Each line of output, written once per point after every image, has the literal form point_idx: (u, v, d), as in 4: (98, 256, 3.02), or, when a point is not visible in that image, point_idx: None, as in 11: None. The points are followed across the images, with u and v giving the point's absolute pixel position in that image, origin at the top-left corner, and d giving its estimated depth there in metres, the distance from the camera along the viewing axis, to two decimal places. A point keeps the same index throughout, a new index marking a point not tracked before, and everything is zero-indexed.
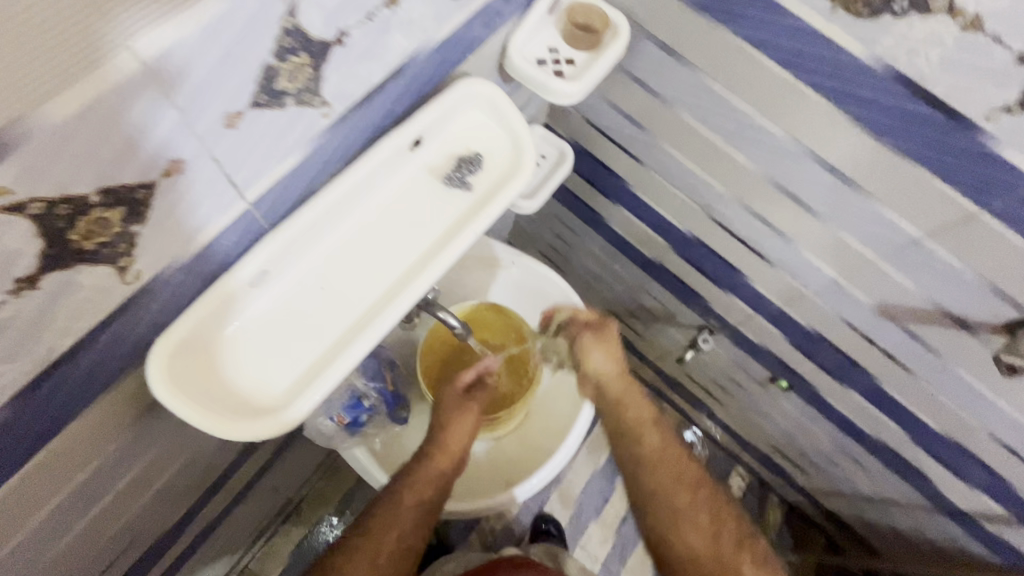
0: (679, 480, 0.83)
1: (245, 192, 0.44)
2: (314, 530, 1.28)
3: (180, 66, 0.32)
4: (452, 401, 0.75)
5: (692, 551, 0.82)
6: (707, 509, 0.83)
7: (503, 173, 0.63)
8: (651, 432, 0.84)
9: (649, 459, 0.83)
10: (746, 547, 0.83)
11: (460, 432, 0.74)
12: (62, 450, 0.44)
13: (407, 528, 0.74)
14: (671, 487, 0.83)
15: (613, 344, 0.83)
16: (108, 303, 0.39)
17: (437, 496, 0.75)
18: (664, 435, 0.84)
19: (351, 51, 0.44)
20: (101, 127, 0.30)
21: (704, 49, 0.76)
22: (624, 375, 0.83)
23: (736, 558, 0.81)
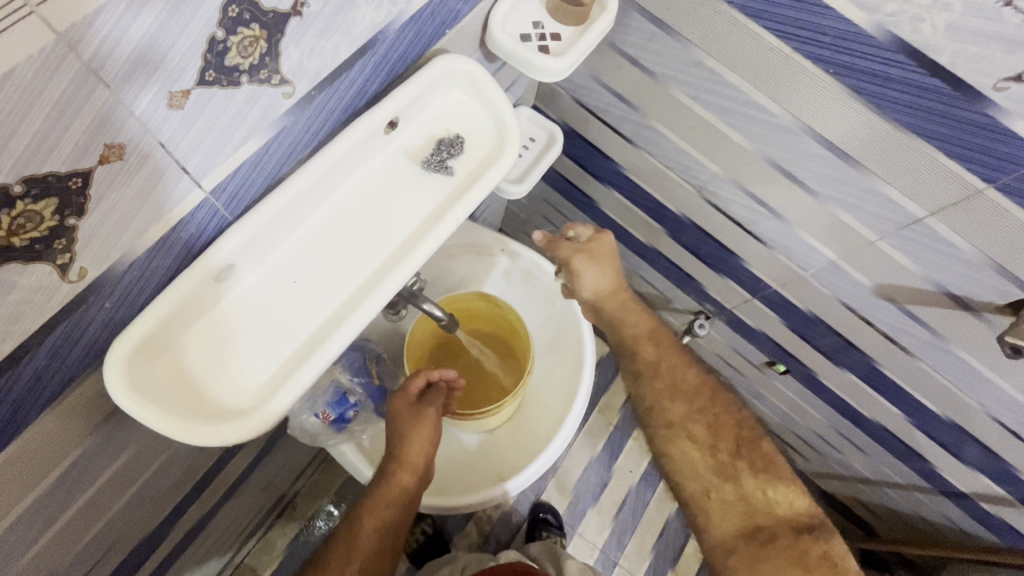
0: (678, 388, 0.90)
1: (201, 180, 0.40)
2: (310, 524, 1.27)
3: (102, 37, 0.28)
4: (405, 411, 0.70)
5: (689, 456, 0.91)
6: (703, 415, 0.89)
7: (486, 156, 0.60)
8: (647, 344, 0.90)
9: (646, 369, 0.91)
10: (746, 445, 0.89)
11: (416, 443, 0.69)
12: (15, 460, 0.42)
13: (376, 545, 0.71)
14: (669, 394, 0.90)
15: (607, 260, 0.86)
16: (50, 304, 0.36)
17: (402, 510, 0.71)
18: (665, 345, 0.90)
19: (311, 23, 0.40)
20: (14, 108, 0.27)
21: (696, 21, 0.73)
22: (620, 292, 0.87)
23: (734, 460, 0.88)
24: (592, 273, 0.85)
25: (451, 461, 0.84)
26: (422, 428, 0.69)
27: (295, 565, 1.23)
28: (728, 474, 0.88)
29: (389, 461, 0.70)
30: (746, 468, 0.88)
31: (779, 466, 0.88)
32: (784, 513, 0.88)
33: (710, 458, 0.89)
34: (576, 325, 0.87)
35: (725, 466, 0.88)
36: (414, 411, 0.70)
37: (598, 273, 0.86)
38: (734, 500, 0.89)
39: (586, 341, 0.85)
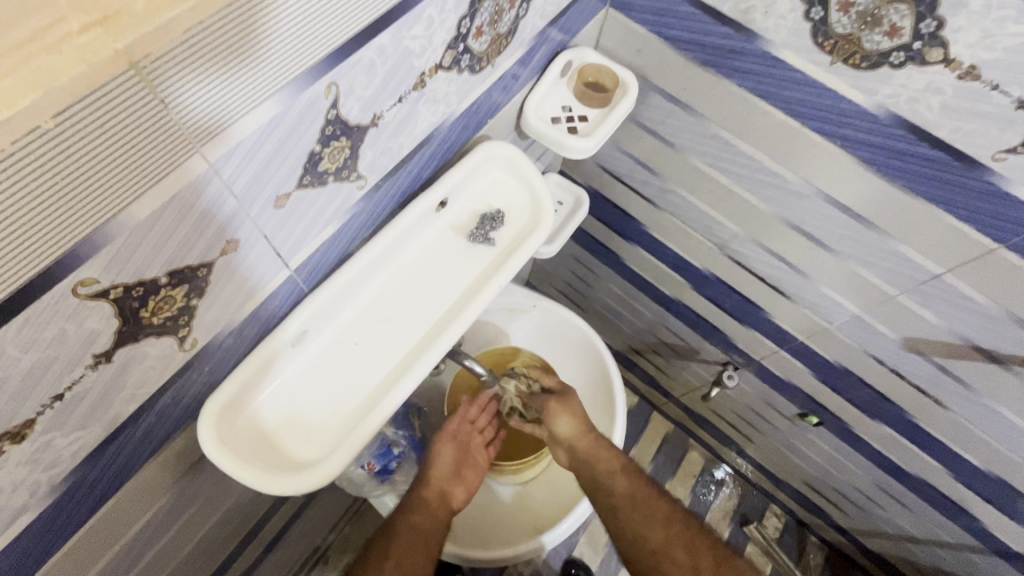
0: (649, 517, 0.70)
1: (289, 260, 0.48)
2: None
3: (239, 161, 0.36)
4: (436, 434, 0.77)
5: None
6: (679, 538, 0.68)
7: (524, 227, 0.67)
8: (619, 476, 0.72)
9: (620, 504, 0.71)
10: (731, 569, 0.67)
11: (439, 453, 0.73)
12: (119, 506, 0.47)
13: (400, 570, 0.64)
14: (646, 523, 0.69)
15: (577, 405, 0.75)
16: (167, 369, 0.42)
17: (427, 532, 0.68)
18: (628, 470, 0.73)
19: (384, 129, 0.48)
20: (171, 219, 0.34)
21: (710, 100, 0.80)
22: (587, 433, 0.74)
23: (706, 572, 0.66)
24: (566, 419, 0.74)
25: (489, 513, 0.86)
26: (446, 442, 0.75)
27: None
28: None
29: (417, 484, 0.72)
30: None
31: None
32: None
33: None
34: (607, 378, 0.90)
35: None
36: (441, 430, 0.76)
37: (570, 418, 0.74)
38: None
39: (617, 394, 0.88)
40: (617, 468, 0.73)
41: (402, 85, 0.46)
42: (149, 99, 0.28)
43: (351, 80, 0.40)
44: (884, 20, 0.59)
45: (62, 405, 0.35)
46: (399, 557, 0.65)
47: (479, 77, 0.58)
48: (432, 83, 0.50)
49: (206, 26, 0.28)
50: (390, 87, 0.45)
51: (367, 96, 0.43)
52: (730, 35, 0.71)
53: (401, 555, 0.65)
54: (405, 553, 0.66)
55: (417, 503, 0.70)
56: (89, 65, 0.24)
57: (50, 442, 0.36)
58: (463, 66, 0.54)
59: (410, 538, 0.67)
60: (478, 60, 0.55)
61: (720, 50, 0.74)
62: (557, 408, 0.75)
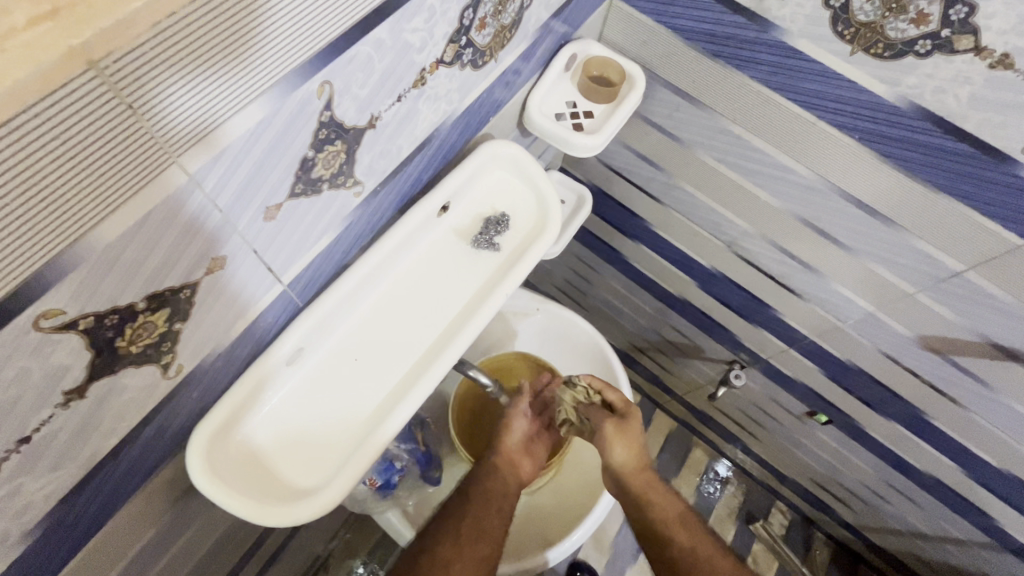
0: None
1: (281, 275, 0.44)
2: None
3: (224, 171, 0.32)
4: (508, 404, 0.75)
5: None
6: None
7: (531, 230, 0.63)
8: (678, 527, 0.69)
9: (681, 559, 0.67)
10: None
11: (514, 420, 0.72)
12: (102, 543, 0.43)
13: (474, 530, 0.64)
14: None
15: (638, 435, 0.71)
16: (151, 399, 0.38)
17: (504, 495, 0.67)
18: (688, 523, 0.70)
19: (382, 131, 0.45)
20: (147, 239, 0.30)
21: (720, 93, 0.77)
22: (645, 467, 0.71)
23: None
24: (620, 448, 0.70)
25: None
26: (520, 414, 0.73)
27: None
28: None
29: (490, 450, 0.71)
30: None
31: None
32: None
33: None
34: (616, 383, 0.88)
35: None
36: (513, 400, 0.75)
37: (626, 448, 0.70)
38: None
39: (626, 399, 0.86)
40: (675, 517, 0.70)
41: (401, 82, 0.43)
42: (114, 103, 0.24)
43: (346, 78, 0.36)
44: (910, 6, 0.55)
45: (30, 448, 0.31)
46: (478, 518, 0.64)
47: (481, 73, 0.54)
48: (433, 80, 0.47)
49: (180, 18, 0.24)
50: (389, 85, 0.41)
51: (364, 96, 0.39)
52: (743, 24, 0.67)
53: (478, 516, 0.65)
54: (484, 509, 0.65)
55: (491, 469, 0.69)
56: (40, 65, 0.20)
57: (18, 488, 0.32)
58: (465, 61, 0.50)
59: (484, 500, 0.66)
60: (482, 54, 0.52)
61: (731, 41, 0.70)
62: (614, 433, 0.71)
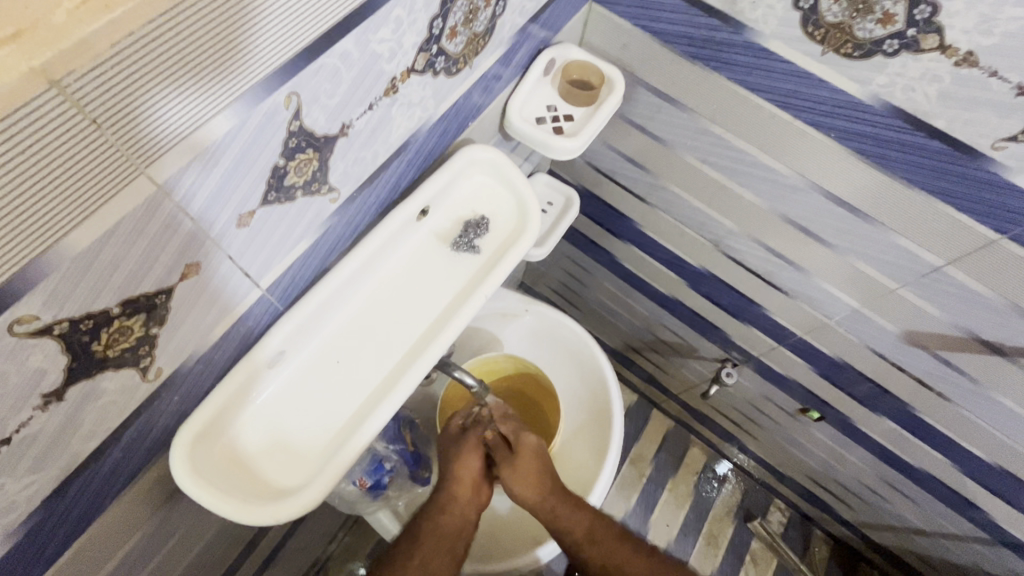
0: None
1: (259, 279, 0.45)
2: None
3: (193, 181, 0.33)
4: (454, 438, 0.74)
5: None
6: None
7: (511, 232, 0.64)
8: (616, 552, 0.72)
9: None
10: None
11: (470, 456, 0.72)
12: (90, 543, 0.45)
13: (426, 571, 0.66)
14: None
15: (531, 466, 0.70)
16: (132, 401, 0.40)
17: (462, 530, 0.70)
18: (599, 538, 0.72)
19: (354, 139, 0.46)
20: (120, 245, 0.31)
21: (699, 95, 0.78)
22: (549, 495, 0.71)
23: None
24: (519, 486, 0.70)
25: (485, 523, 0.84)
26: (473, 447, 0.73)
27: None
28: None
29: (445, 481, 0.71)
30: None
31: None
32: None
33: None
34: (603, 382, 0.89)
35: None
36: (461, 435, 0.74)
37: (523, 485, 0.70)
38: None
39: (613, 399, 0.87)
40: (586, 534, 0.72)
41: (372, 91, 0.44)
42: (79, 118, 0.25)
43: (313, 88, 0.38)
44: (876, 6, 0.56)
45: (11, 448, 0.33)
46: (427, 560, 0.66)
47: (456, 79, 0.56)
48: (405, 88, 0.48)
49: (142, 37, 0.26)
50: (359, 94, 0.43)
51: (333, 105, 0.41)
52: (717, 26, 0.69)
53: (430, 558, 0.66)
54: (434, 553, 0.66)
55: (449, 501, 0.70)
56: (2, 86, 0.22)
57: (0, 488, 0.33)
58: (438, 69, 0.51)
59: (439, 542, 0.67)
60: (455, 61, 0.53)
61: (707, 43, 0.71)
62: (509, 473, 0.71)
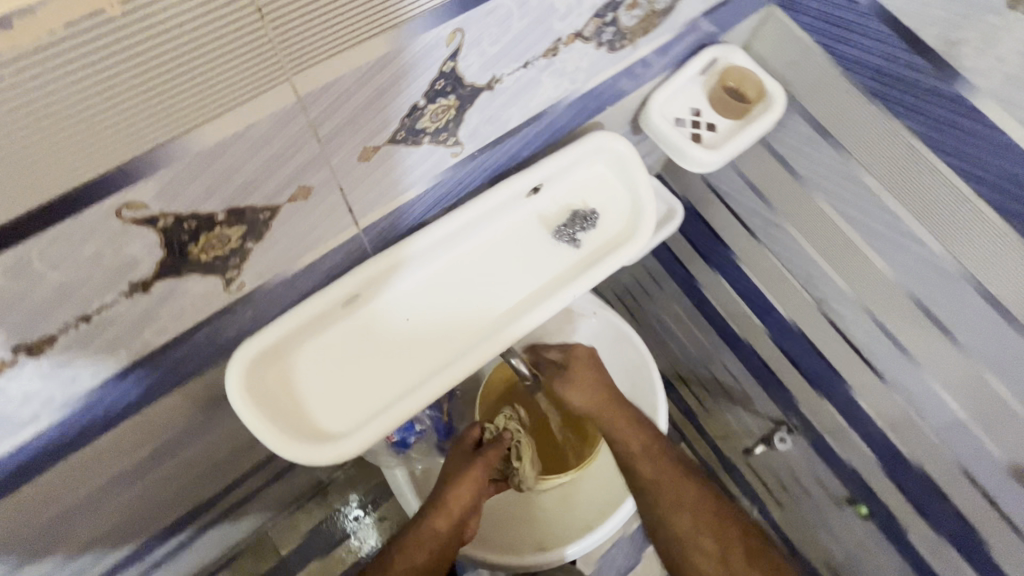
0: (682, 508, 0.61)
1: (359, 218, 0.42)
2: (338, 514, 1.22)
3: (331, 100, 0.30)
4: (459, 455, 0.69)
5: None
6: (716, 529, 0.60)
7: (616, 234, 0.59)
8: (647, 463, 0.63)
9: (648, 496, 0.63)
10: (766, 560, 0.59)
11: (468, 486, 0.65)
12: (136, 427, 0.45)
13: None
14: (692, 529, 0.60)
15: (590, 373, 0.65)
16: (208, 308, 0.38)
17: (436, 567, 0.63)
18: (674, 477, 0.62)
19: (498, 96, 0.41)
20: (247, 151, 0.29)
21: (864, 138, 0.69)
22: (607, 400, 0.65)
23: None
24: (574, 395, 0.65)
25: (491, 512, 0.81)
26: (476, 472, 0.66)
27: (316, 552, 1.19)
28: None
29: (433, 503, 0.65)
30: None
31: None
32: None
33: None
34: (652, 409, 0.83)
35: None
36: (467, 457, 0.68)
37: (578, 393, 0.65)
38: None
39: (659, 425, 0.81)
40: (647, 453, 0.64)
41: (535, 47, 0.39)
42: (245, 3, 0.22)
43: (479, 30, 0.33)
44: None
45: (89, 327, 0.31)
46: None
47: (615, 56, 0.50)
48: (565, 53, 0.43)
49: None
50: (521, 47, 0.38)
51: (491, 54, 0.36)
52: (922, 67, 0.59)
53: None
54: None
55: (428, 533, 0.63)
56: None
57: (69, 361, 0.33)
58: (603, 40, 0.46)
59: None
60: (622, 36, 0.47)
61: (899, 83, 0.62)
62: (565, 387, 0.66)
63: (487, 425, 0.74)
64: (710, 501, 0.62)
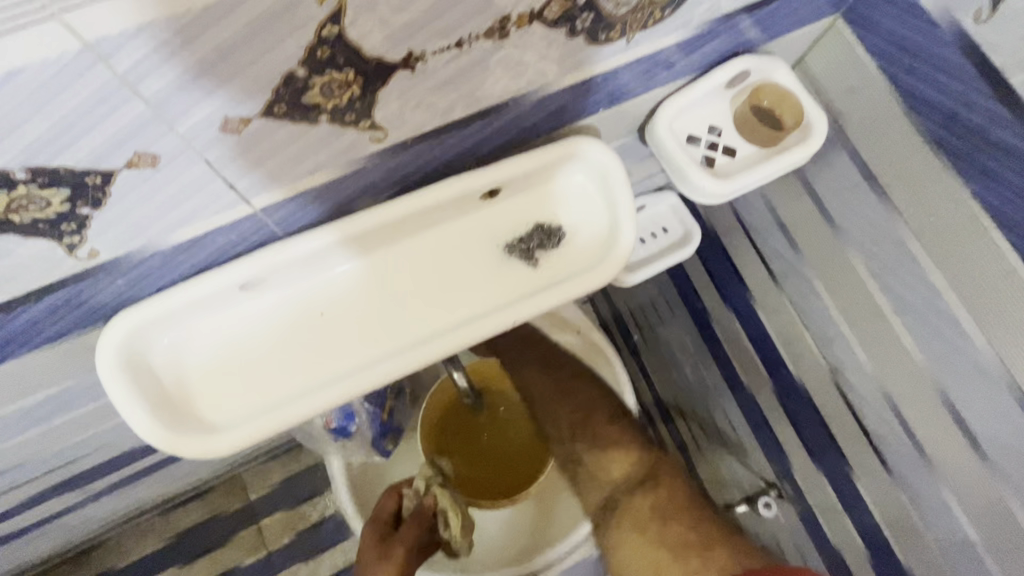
0: (538, 403, 0.66)
1: (250, 198, 0.36)
2: (313, 474, 1.15)
3: (147, 53, 0.24)
4: (369, 549, 0.60)
5: (570, 470, 0.64)
6: (570, 423, 0.64)
7: (584, 258, 0.51)
8: (516, 364, 0.69)
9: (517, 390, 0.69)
10: (619, 444, 0.62)
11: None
12: (4, 378, 0.42)
13: None
14: (548, 419, 0.65)
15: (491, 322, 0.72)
16: (53, 271, 0.34)
17: None
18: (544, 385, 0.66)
19: (425, 78, 0.34)
20: (27, 103, 0.23)
21: (917, 194, 0.57)
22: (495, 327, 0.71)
23: (591, 458, 0.62)
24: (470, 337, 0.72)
25: None
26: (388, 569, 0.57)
27: (280, 507, 1.13)
28: (594, 483, 0.62)
29: None
30: (621, 508, 0.59)
31: (641, 457, 0.61)
32: (626, 468, 0.61)
33: (577, 469, 0.63)
34: None
35: (588, 473, 0.62)
36: (382, 544, 0.59)
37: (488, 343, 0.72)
38: (597, 493, 0.62)
39: None
40: (511, 361, 0.69)
41: (468, 23, 0.32)
42: None
43: None
44: None
45: None
46: None
47: (601, 51, 0.41)
48: (519, 36, 0.35)
49: None
50: (446, 21, 0.30)
51: (399, 24, 0.29)
52: (1004, 120, 0.48)
53: None
54: None
55: None
56: None
57: None
58: (578, 28, 0.37)
59: None
60: (607, 26, 0.38)
61: (973, 136, 0.50)
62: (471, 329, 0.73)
63: (406, 491, 0.64)
64: (580, 404, 0.64)
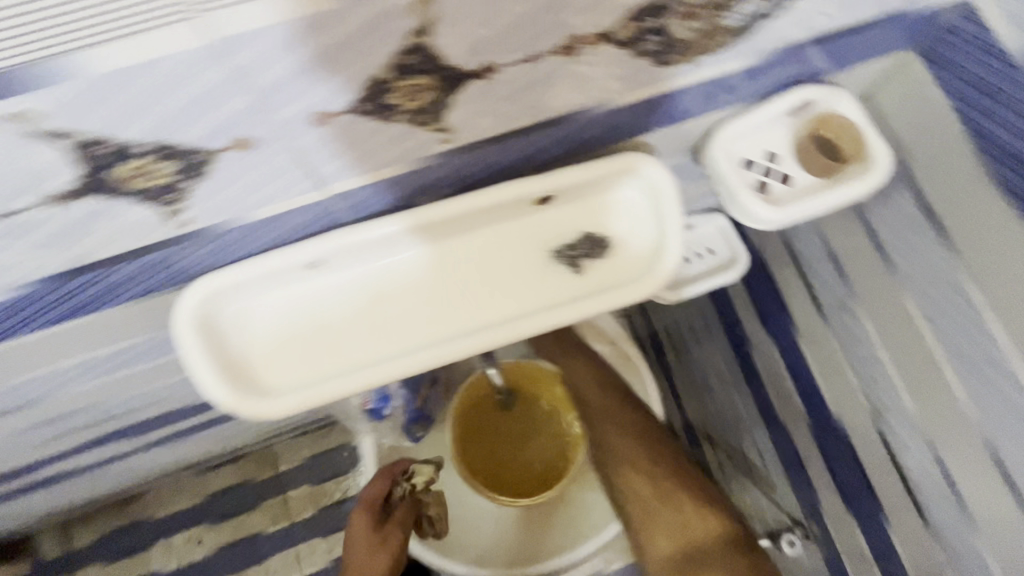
0: (616, 428, 0.71)
1: (326, 184, 0.40)
2: (342, 453, 1.20)
3: (264, 51, 0.27)
4: (360, 539, 0.65)
5: (633, 491, 0.68)
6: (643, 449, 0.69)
7: (628, 271, 0.52)
8: (592, 387, 0.73)
9: (587, 412, 0.73)
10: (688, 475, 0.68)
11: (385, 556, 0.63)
12: (94, 326, 0.47)
13: None
14: (623, 445, 0.69)
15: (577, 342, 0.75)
16: (152, 234, 0.38)
17: None
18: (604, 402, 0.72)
19: (498, 87, 0.37)
20: (160, 86, 0.27)
21: (981, 239, 0.56)
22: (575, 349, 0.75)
23: (667, 481, 0.67)
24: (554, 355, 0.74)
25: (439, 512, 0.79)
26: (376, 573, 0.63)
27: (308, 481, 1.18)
28: (663, 504, 0.66)
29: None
30: (689, 528, 0.65)
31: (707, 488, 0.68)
32: (695, 496, 0.66)
33: (649, 491, 0.67)
34: None
35: (660, 494, 0.67)
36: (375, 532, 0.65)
37: (566, 358, 0.74)
38: (660, 516, 0.66)
39: None
40: (586, 383, 0.73)
41: (542, 41, 0.34)
42: None
43: (460, 7, 0.29)
44: None
45: (14, 221, 0.32)
46: None
47: (666, 73, 0.43)
48: (589, 55, 0.37)
49: None
50: (522, 37, 0.33)
51: (481, 38, 0.32)
52: None
53: None
54: None
55: None
56: None
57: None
58: (646, 50, 0.39)
59: None
60: (673, 50, 0.40)
61: None
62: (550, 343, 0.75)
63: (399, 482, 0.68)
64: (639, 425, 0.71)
